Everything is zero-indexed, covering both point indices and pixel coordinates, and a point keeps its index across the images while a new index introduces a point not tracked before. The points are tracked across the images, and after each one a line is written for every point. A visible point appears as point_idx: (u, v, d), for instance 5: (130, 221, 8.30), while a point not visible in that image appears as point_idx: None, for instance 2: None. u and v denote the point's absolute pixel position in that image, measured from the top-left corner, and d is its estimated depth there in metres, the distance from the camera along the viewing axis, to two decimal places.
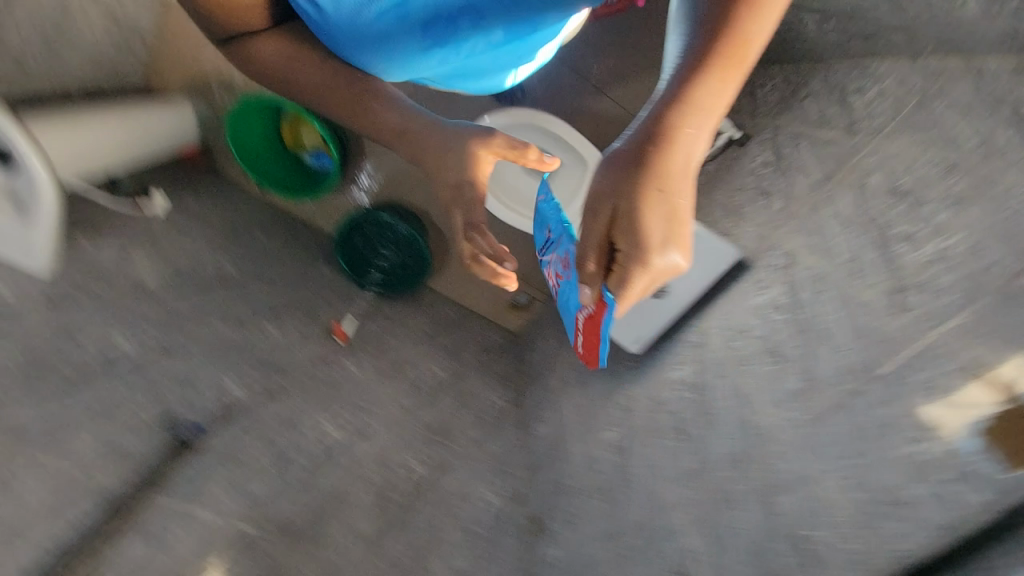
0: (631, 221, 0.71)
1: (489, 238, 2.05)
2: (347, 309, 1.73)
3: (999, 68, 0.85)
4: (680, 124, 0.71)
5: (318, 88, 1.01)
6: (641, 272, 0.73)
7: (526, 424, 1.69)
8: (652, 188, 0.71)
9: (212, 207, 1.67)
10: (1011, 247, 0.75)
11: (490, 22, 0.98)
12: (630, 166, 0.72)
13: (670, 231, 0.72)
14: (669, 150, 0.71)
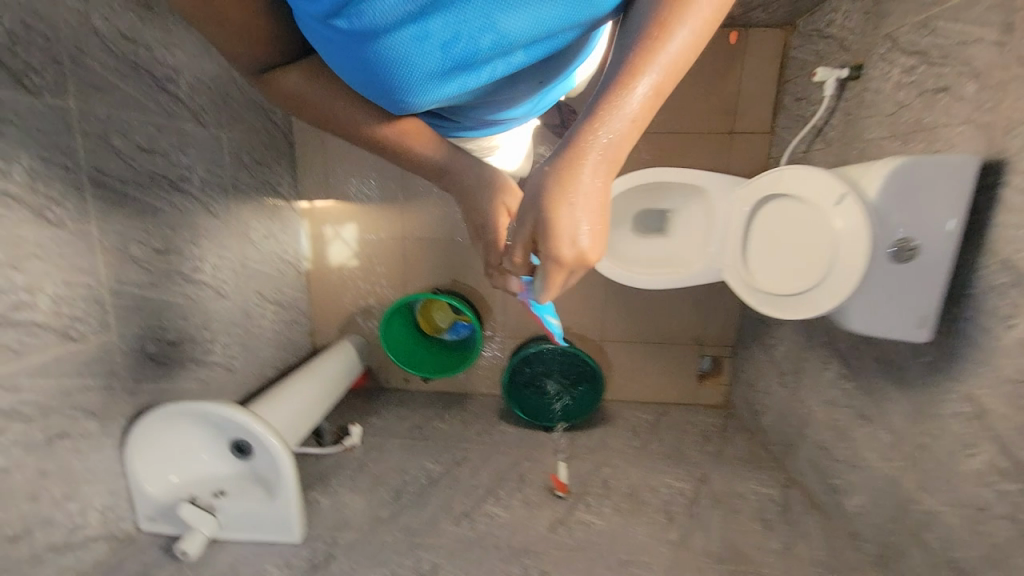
0: (566, 219, 0.64)
1: (636, 328, 2.00)
2: (552, 460, 1.58)
3: None
4: (603, 124, 0.64)
5: (345, 124, 0.81)
6: (552, 281, 0.69)
7: (815, 504, 1.40)
8: (563, 193, 0.64)
9: (398, 423, 1.85)
10: None
11: (513, 31, 0.68)
12: (558, 170, 0.65)
13: (581, 238, 0.66)
14: (593, 152, 0.64)
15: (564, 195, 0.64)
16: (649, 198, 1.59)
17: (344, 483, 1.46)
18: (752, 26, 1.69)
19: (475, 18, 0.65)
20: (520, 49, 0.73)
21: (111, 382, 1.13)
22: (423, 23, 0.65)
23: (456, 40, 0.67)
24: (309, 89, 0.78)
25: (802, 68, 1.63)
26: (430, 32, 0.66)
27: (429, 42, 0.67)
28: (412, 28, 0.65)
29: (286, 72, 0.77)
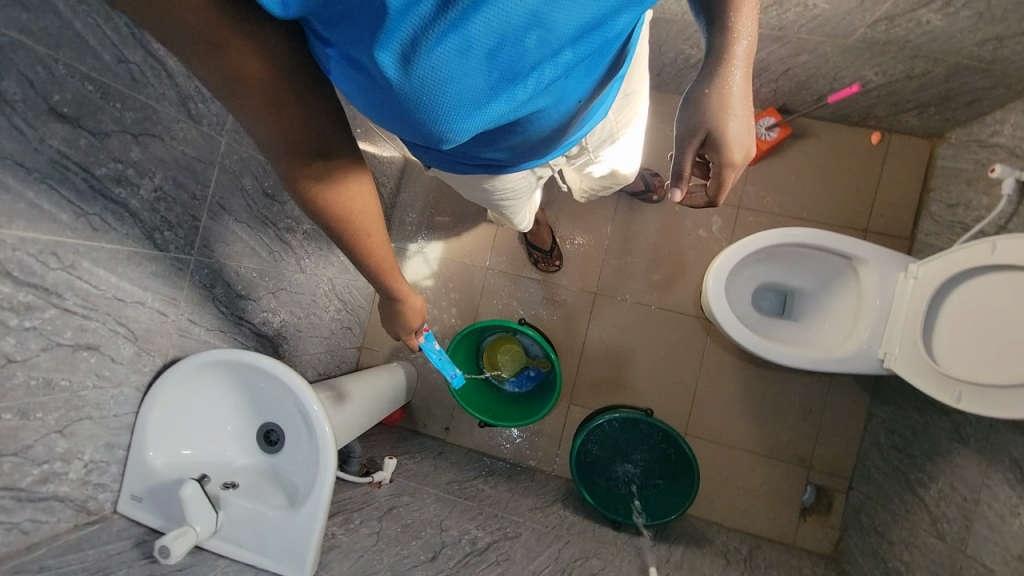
0: (729, 132, 0.70)
1: (732, 425, 1.68)
2: (628, 563, 1.22)
3: None
4: (729, 49, 0.67)
5: (356, 240, 0.73)
6: (730, 178, 0.74)
7: None
8: (720, 102, 0.69)
9: (435, 470, 1.51)
10: None
11: (568, 23, 0.45)
12: (701, 100, 0.69)
13: (744, 131, 0.71)
14: (731, 75, 0.68)
15: (725, 108, 0.69)
16: (787, 269, 1.38)
17: (369, 524, 1.13)
18: (898, 130, 1.63)
19: (520, 7, 0.41)
20: (572, 48, 0.48)
21: (170, 309, 0.96)
22: (460, 25, 0.41)
23: (503, 47, 0.43)
24: (346, 211, 0.68)
25: (955, 178, 1.51)
26: (471, 39, 0.42)
27: (469, 54, 0.43)
28: (447, 37, 0.41)
29: (324, 181, 0.64)
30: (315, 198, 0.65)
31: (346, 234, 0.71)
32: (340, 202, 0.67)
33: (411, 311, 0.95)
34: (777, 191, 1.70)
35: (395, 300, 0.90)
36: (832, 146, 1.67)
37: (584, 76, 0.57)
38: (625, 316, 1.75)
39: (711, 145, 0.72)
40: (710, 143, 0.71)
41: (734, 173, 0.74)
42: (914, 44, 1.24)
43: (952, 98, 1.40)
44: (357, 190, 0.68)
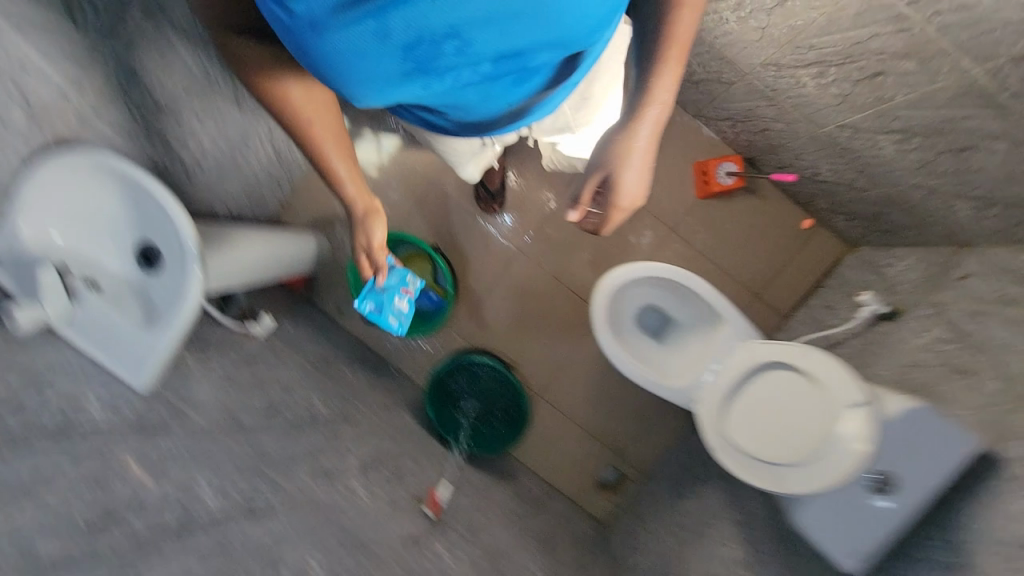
0: (622, 175, 0.84)
1: (579, 404, 1.93)
2: (435, 472, 1.47)
3: None
4: (643, 109, 0.80)
5: (297, 128, 0.92)
6: (617, 215, 0.88)
7: None
8: (620, 155, 0.83)
9: (309, 341, 1.62)
10: None
11: (482, 42, 0.59)
12: (608, 142, 0.83)
13: (636, 184, 0.86)
14: (638, 130, 0.81)
15: (623, 160, 0.83)
16: (670, 298, 1.54)
17: (222, 364, 1.23)
18: (828, 225, 1.78)
19: (440, 18, 0.54)
20: (490, 62, 0.63)
21: (71, 90, 0.98)
22: (382, 16, 0.53)
23: (419, 43, 0.57)
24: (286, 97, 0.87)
25: (847, 284, 1.67)
26: (389, 29, 0.55)
27: (386, 40, 0.56)
28: (366, 21, 0.54)
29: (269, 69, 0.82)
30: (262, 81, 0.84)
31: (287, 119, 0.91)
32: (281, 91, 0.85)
33: (377, 242, 1.13)
34: (711, 231, 1.82)
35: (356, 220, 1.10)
36: (771, 215, 1.80)
37: (512, 85, 0.72)
38: (534, 281, 1.87)
39: (608, 185, 0.87)
40: (608, 182, 0.86)
41: (623, 214, 0.87)
42: (864, 161, 1.34)
43: (877, 221, 1.55)
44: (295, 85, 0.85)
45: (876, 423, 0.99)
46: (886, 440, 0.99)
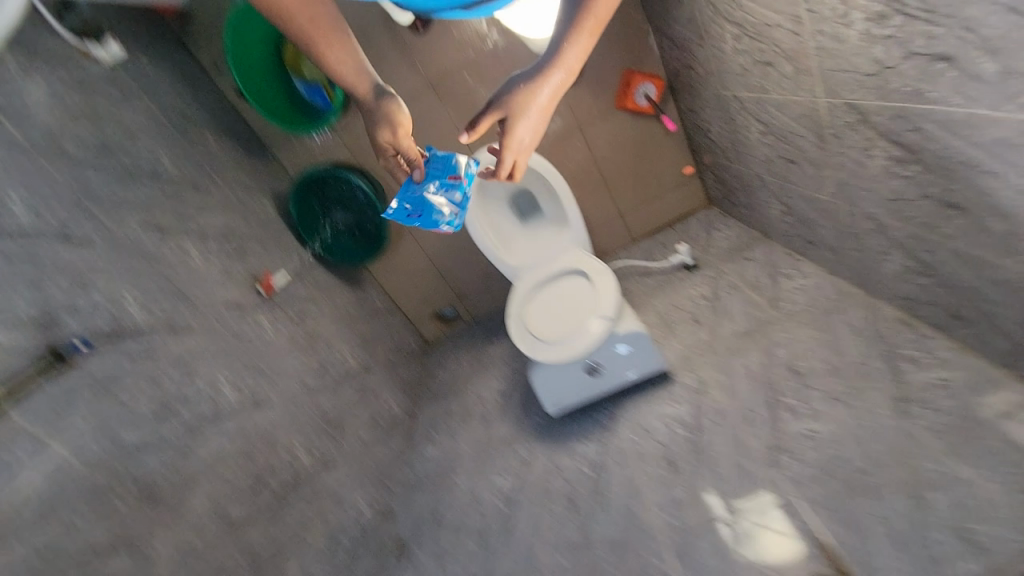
0: (519, 122, 1.02)
1: (440, 250, 2.14)
2: (279, 262, 1.61)
3: (889, 316, 1.16)
4: (554, 67, 0.97)
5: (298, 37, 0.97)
6: (506, 156, 1.07)
7: (413, 439, 1.80)
8: (518, 102, 1.01)
9: (168, 90, 1.48)
10: (858, 450, 0.96)
11: None
12: (513, 91, 1.01)
13: (527, 133, 1.04)
14: (543, 84, 0.99)
15: (521, 108, 1.01)
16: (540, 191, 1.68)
17: (49, 78, 1.11)
18: (701, 178, 1.97)
19: None
20: None
21: None
22: None
23: None
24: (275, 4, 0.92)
25: (685, 234, 1.98)
26: None
27: None
28: None
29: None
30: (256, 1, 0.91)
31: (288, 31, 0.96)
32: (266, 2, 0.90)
33: (404, 135, 1.09)
34: (610, 142, 1.90)
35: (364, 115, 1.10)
36: (665, 149, 1.93)
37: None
38: (441, 125, 1.77)
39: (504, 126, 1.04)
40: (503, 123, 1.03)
41: (508, 154, 1.05)
42: (740, 137, 1.49)
43: (730, 192, 1.80)
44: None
45: (608, 331, 1.34)
46: (602, 346, 1.35)
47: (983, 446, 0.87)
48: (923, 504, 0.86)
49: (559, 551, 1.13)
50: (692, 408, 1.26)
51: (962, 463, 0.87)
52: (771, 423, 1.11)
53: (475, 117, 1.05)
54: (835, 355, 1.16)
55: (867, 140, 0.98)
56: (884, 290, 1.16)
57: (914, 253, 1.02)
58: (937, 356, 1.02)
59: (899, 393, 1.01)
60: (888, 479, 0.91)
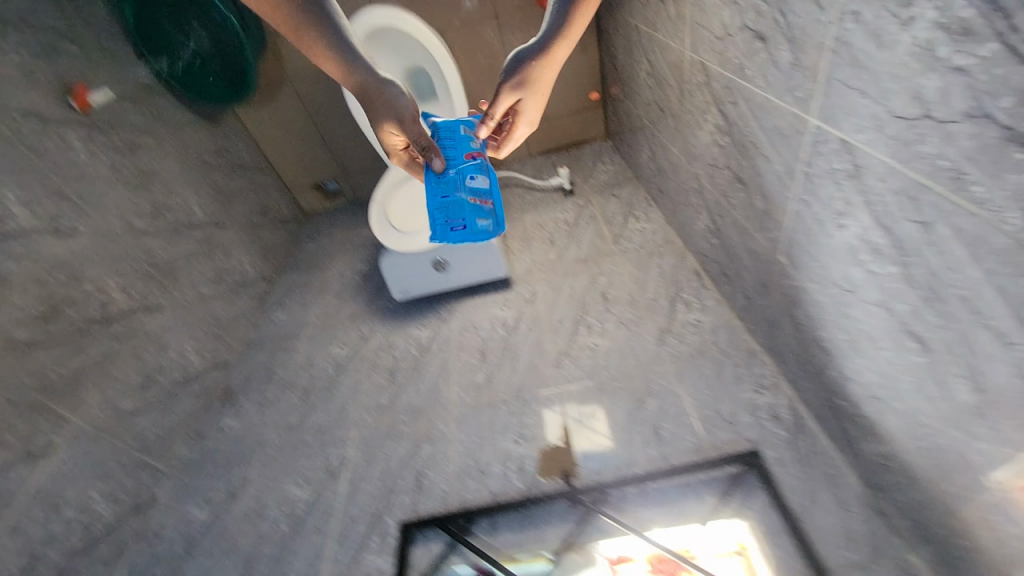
0: (535, 99, 1.10)
1: (325, 115, 1.97)
2: (105, 78, 1.38)
3: (690, 265, 1.37)
4: (559, 44, 1.00)
5: (296, 39, 0.95)
6: (522, 131, 1.17)
7: (264, 302, 1.80)
8: (533, 82, 1.05)
9: None
10: (620, 361, 1.19)
11: None
12: (518, 70, 1.04)
13: (535, 106, 1.12)
14: (551, 60, 1.03)
15: (534, 89, 1.07)
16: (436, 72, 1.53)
17: None
18: (604, 107, 1.99)
19: None
20: None
21: None
22: None
23: None
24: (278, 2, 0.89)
25: (574, 159, 2.03)
26: None
27: None
28: None
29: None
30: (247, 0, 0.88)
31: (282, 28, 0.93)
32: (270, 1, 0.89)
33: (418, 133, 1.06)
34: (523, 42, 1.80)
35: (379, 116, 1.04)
36: (576, 67, 1.88)
37: None
38: None
39: (519, 107, 1.11)
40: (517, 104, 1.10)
41: (526, 125, 1.15)
42: (633, 73, 1.51)
43: (621, 129, 1.86)
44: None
45: None
46: (448, 247, 1.41)
47: (703, 369, 1.10)
48: (646, 403, 1.08)
49: (368, 410, 1.28)
50: (516, 314, 1.42)
51: (681, 380, 1.09)
52: (569, 334, 1.30)
53: (489, 106, 1.10)
54: (639, 290, 1.35)
55: (706, 101, 1.07)
56: (695, 243, 1.34)
57: (715, 212, 1.17)
58: (705, 302, 1.25)
59: (665, 325, 1.23)
60: (632, 385, 1.13)
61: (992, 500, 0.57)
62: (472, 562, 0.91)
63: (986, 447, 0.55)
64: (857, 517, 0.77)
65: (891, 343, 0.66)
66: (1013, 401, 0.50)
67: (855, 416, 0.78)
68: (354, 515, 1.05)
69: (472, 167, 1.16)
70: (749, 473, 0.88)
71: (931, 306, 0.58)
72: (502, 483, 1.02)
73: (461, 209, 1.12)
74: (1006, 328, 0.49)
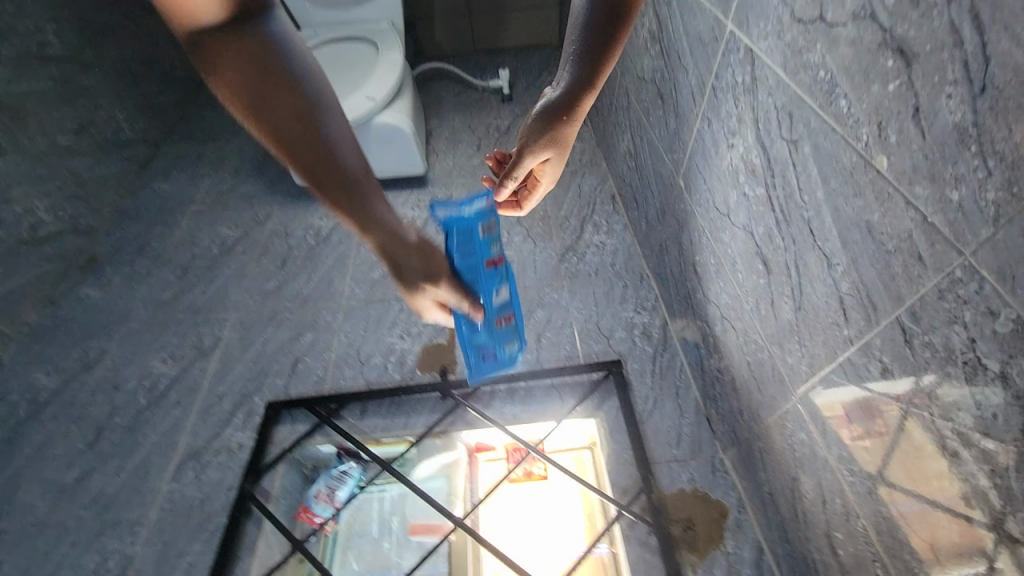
0: (560, 159, 0.87)
1: None
2: None
3: (608, 189, 1.35)
4: (592, 87, 0.76)
5: (253, 98, 0.55)
6: (547, 184, 0.93)
7: (145, 169, 1.58)
8: (563, 142, 0.83)
9: None
10: (518, 273, 1.18)
11: None
12: (542, 127, 0.79)
13: (558, 162, 0.88)
14: (580, 115, 0.80)
15: (562, 148, 0.85)
16: None
17: None
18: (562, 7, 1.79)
19: None
20: None
21: None
22: None
23: None
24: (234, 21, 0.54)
25: (521, 62, 1.86)
26: None
27: None
28: None
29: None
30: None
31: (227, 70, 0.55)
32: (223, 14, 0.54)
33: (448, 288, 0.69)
34: None
35: (405, 274, 0.65)
36: None
37: None
38: None
39: (547, 167, 0.88)
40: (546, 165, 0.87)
41: (548, 182, 0.92)
42: None
43: None
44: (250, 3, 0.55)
45: (366, 119, 1.26)
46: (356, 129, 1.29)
47: (595, 288, 1.12)
48: (532, 315, 1.09)
49: (252, 294, 1.21)
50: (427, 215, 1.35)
51: (573, 296, 1.11)
52: None
53: (513, 167, 0.84)
54: (554, 208, 1.32)
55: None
56: (616, 166, 1.30)
57: (635, 131, 1.11)
58: (614, 226, 1.25)
59: (570, 244, 1.23)
60: (526, 296, 1.13)
61: (785, 412, 0.62)
62: (337, 442, 0.91)
63: (790, 363, 0.60)
64: (688, 421, 0.87)
65: (744, 266, 0.68)
66: (819, 318, 0.53)
67: (708, 335, 0.83)
68: (221, 394, 1.01)
69: (492, 281, 0.75)
70: (609, 380, 0.93)
71: (780, 228, 0.58)
72: (378, 374, 1.01)
73: (498, 346, 0.82)
74: (829, 248, 0.50)
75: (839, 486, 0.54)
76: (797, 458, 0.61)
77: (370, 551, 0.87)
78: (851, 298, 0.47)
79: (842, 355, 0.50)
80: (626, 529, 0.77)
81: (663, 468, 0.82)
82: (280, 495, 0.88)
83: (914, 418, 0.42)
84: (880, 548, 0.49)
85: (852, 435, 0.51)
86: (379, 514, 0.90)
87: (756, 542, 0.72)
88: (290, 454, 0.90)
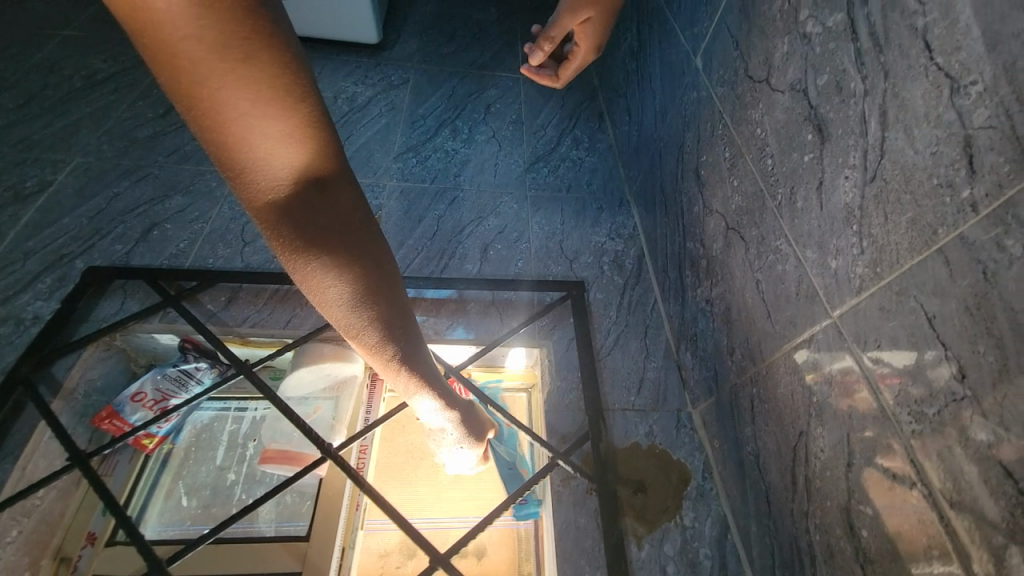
0: (605, 20, 0.61)
1: None
2: None
3: (597, 103, 1.11)
4: None
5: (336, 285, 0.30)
6: (589, 57, 0.66)
7: None
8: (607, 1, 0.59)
9: None
10: (472, 173, 0.94)
11: None
12: None
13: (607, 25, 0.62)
14: None
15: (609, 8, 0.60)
16: None
17: None
18: None
19: None
20: None
21: None
22: None
23: None
24: (316, 185, 0.25)
25: None
26: None
27: None
28: None
29: (246, 30, 0.18)
30: (196, 93, 0.19)
31: (306, 255, 0.28)
32: (307, 167, 0.24)
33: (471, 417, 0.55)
34: None
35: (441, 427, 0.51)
36: None
37: None
38: None
39: (589, 32, 0.62)
40: (585, 28, 0.61)
41: (592, 53, 0.66)
42: None
43: None
44: (343, 160, 0.26)
45: None
46: None
47: (563, 206, 0.90)
48: (481, 223, 0.86)
49: (112, 141, 0.89)
50: (372, 94, 1.07)
51: (537, 211, 0.89)
52: (428, 134, 1.01)
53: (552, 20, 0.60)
54: (529, 112, 1.07)
55: None
56: (609, 76, 1.06)
57: (642, 20, 0.88)
58: (596, 144, 1.03)
59: (540, 153, 1.00)
60: (478, 200, 0.90)
61: (806, 337, 0.44)
62: (182, 331, 0.65)
63: (834, 267, 0.41)
64: (654, 364, 0.68)
65: (781, 146, 0.49)
66: (911, 183, 0.35)
67: (699, 259, 0.65)
68: (28, 251, 0.72)
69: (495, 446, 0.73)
70: (565, 306, 0.74)
71: (868, 58, 0.38)
72: (263, 259, 0.74)
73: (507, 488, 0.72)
74: (963, 60, 0.31)
75: (886, 436, 0.36)
76: (814, 404, 0.44)
77: (208, 483, 0.65)
78: (991, 131, 0.30)
79: (948, 229, 0.32)
80: (558, 484, 0.58)
81: (617, 415, 0.63)
82: (80, 391, 0.61)
83: (947, 393, 0.32)
84: (943, 525, 0.32)
85: (928, 354, 0.33)
86: (228, 437, 0.69)
87: (721, 516, 0.56)
88: (107, 339, 0.63)
